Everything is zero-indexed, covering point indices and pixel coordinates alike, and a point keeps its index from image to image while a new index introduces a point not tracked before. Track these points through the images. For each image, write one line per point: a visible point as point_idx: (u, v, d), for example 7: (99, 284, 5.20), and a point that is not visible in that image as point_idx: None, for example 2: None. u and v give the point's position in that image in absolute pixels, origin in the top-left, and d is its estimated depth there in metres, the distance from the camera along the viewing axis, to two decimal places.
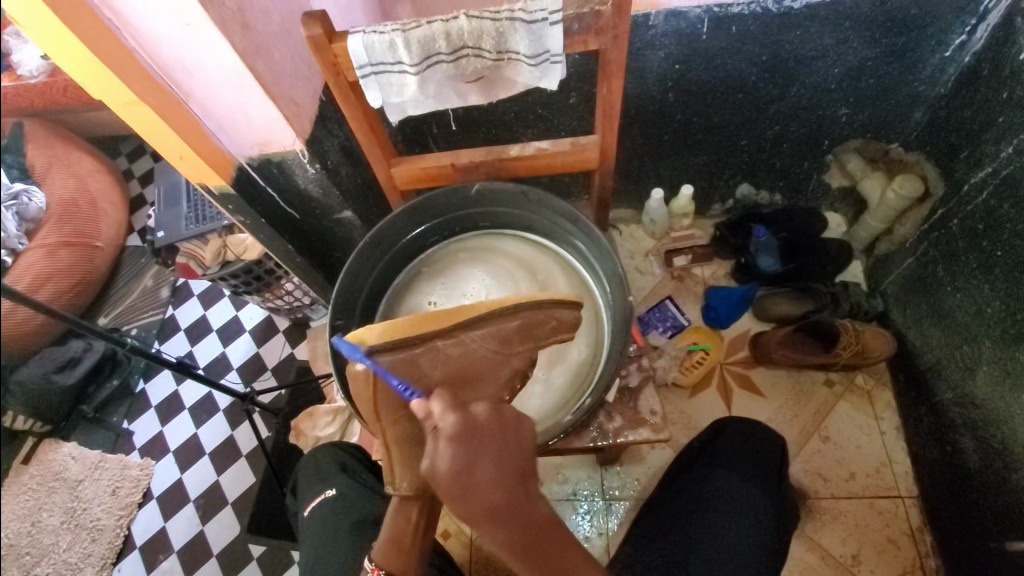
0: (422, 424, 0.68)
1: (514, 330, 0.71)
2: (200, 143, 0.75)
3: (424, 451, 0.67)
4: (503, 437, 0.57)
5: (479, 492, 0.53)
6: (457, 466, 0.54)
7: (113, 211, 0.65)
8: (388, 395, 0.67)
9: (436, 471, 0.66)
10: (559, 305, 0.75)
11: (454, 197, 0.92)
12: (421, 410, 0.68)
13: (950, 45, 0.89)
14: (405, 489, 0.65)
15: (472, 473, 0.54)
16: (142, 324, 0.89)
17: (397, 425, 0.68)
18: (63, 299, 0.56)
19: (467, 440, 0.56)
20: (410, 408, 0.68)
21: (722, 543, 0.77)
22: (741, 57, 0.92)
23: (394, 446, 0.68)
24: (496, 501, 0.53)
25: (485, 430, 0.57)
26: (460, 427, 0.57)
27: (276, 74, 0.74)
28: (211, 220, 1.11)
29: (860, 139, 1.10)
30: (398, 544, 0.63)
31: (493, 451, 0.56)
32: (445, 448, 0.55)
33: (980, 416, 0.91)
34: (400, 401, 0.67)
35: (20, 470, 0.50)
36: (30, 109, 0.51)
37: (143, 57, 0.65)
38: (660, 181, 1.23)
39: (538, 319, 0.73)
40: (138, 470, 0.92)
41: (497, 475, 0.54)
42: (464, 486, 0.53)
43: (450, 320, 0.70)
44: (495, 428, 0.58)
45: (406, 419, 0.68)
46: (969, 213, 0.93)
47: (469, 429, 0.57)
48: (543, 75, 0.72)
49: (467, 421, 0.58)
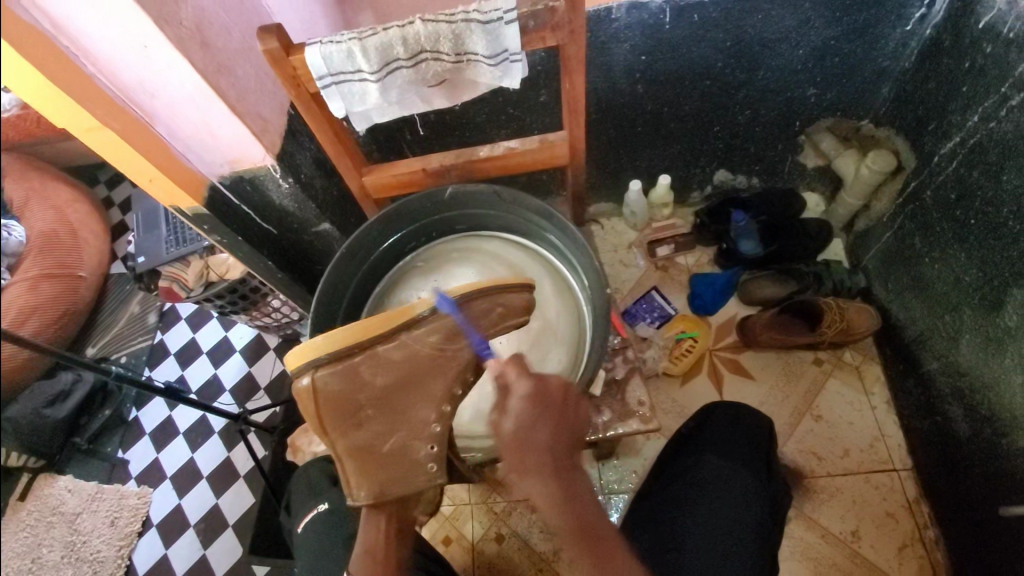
0: (374, 433, 0.70)
1: (459, 324, 0.72)
2: (166, 163, 0.74)
3: (379, 461, 0.69)
4: (563, 409, 0.66)
5: (533, 448, 0.62)
6: (520, 422, 0.63)
7: (95, 240, 0.67)
8: (334, 408, 0.69)
9: (394, 477, 0.70)
10: (505, 293, 0.76)
11: (428, 202, 0.92)
12: (369, 419, 0.70)
13: (910, 19, 0.90)
14: (366, 499, 0.68)
15: (530, 433, 0.63)
16: (132, 351, 0.89)
17: (346, 436, 0.70)
18: (46, 333, 0.55)
19: (533, 404, 0.65)
20: (357, 418, 0.70)
21: (717, 531, 0.77)
22: (706, 44, 0.93)
23: (347, 458, 0.70)
24: (545, 459, 0.61)
25: (552, 398, 0.66)
26: (531, 393, 0.65)
27: (240, 90, 0.74)
28: (192, 243, 1.06)
29: (831, 118, 1.11)
30: (370, 555, 0.67)
31: (553, 418, 0.65)
32: (514, 409, 0.64)
33: (967, 383, 0.92)
34: (346, 412, 0.70)
35: (16, 507, 0.49)
36: (19, 142, 0.46)
37: (104, 83, 0.63)
38: (637, 173, 1.23)
39: (484, 310, 0.73)
40: (135, 499, 0.99)
41: (554, 439, 0.63)
42: (524, 439, 0.62)
43: (388, 325, 0.71)
44: (558, 400, 0.66)
45: (353, 429, 0.70)
46: (940, 183, 0.94)
47: (541, 394, 0.66)
48: (503, 75, 0.72)
49: (541, 387, 0.66)
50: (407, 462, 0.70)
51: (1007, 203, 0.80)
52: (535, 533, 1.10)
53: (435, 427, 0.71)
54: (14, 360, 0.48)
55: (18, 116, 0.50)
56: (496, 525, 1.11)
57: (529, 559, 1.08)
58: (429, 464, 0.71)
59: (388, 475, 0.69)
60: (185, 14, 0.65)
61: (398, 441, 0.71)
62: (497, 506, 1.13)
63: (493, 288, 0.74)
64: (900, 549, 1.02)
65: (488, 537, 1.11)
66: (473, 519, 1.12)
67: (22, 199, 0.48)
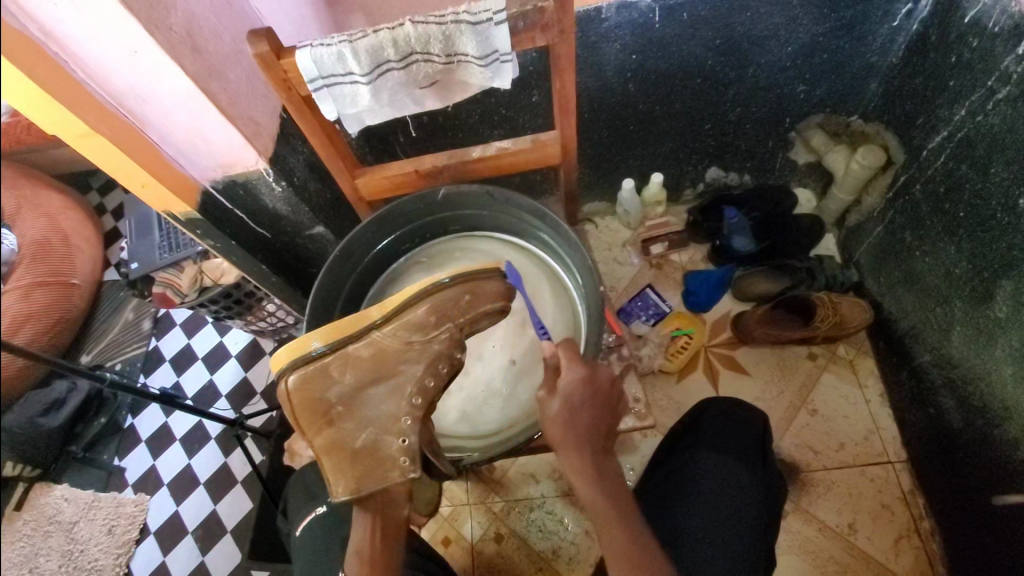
0: (346, 430, 0.72)
1: (427, 317, 0.73)
2: (160, 168, 0.74)
3: (352, 457, 0.70)
4: (610, 398, 0.67)
5: (577, 432, 0.63)
6: (569, 406, 0.64)
7: (87, 247, 0.66)
8: (310, 406, 0.71)
9: (369, 472, 0.70)
10: (475, 281, 0.75)
11: (421, 204, 0.92)
12: (341, 416, 0.72)
13: (897, 16, 0.91)
14: (342, 494, 0.69)
15: (579, 415, 0.64)
16: (127, 357, 0.88)
17: (321, 432, 0.71)
18: (41, 341, 0.55)
19: (585, 389, 0.65)
20: (329, 416, 0.72)
21: (710, 526, 0.77)
22: (695, 42, 0.93)
23: (323, 456, 0.71)
24: (586, 443, 0.63)
25: (601, 386, 0.66)
26: (583, 378, 0.65)
27: (231, 95, 0.74)
28: (184, 248, 1.07)
29: (821, 115, 1.12)
30: (360, 554, 0.67)
31: (598, 406, 0.66)
32: (563, 391, 0.64)
33: (959, 375, 0.93)
34: (319, 410, 0.72)
35: (13, 516, 0.49)
36: (12, 147, 0.46)
37: (95, 90, 0.63)
38: (630, 171, 1.24)
39: (453, 300, 0.74)
40: (133, 506, 1.02)
41: (595, 423, 0.65)
42: (573, 422, 0.63)
43: (357, 325, 0.74)
44: (608, 388, 0.67)
45: (328, 426, 0.71)
46: (929, 177, 0.95)
47: (592, 381, 0.66)
48: (494, 76, 0.73)
49: (592, 374, 0.66)
50: (381, 457, 0.71)
51: (994, 195, 0.81)
52: (534, 532, 1.10)
53: (405, 421, 0.72)
54: (8, 369, 0.48)
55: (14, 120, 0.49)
56: (495, 525, 1.11)
57: (529, 558, 1.08)
58: (402, 458, 0.71)
59: (363, 470, 0.70)
60: (175, 20, 0.65)
61: (368, 436, 0.71)
62: (496, 506, 1.13)
63: (457, 278, 0.74)
64: (896, 540, 1.03)
65: (487, 537, 1.11)
66: (472, 520, 1.12)
67: (13, 206, 0.47)
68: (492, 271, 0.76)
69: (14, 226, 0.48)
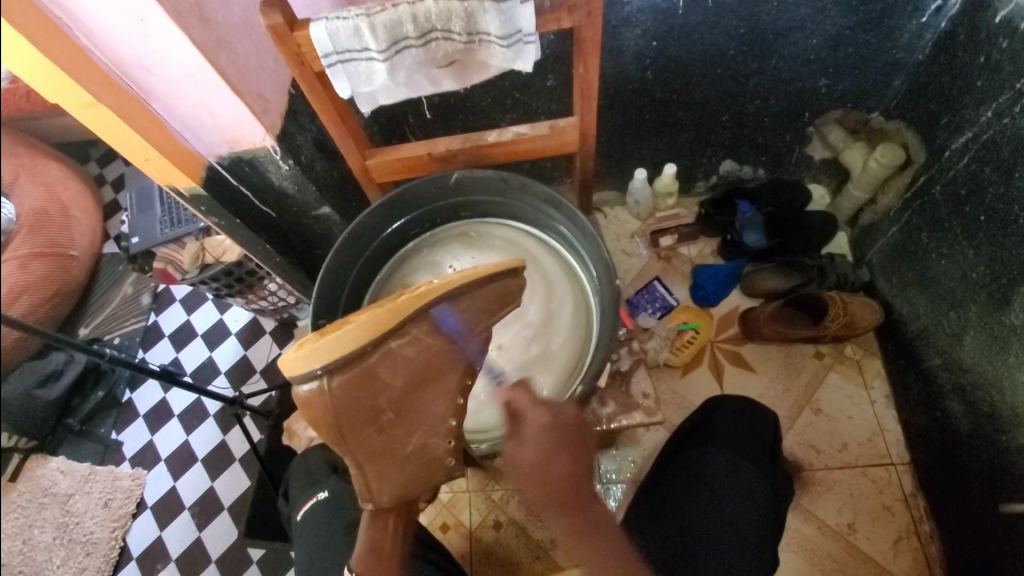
0: (397, 437, 0.69)
1: (467, 314, 0.70)
2: (165, 142, 0.72)
3: (400, 464, 0.69)
4: (579, 438, 0.66)
5: (552, 483, 0.61)
6: (539, 456, 0.62)
7: (86, 217, 0.64)
8: (351, 410, 0.65)
9: (414, 477, 0.71)
10: (513, 279, 0.74)
11: (432, 187, 0.90)
12: (390, 423, 0.68)
13: (926, 11, 0.88)
14: (385, 501, 0.69)
15: (552, 465, 0.62)
16: (126, 332, 0.87)
17: (366, 441, 0.66)
18: (38, 312, 0.54)
19: (554, 436, 0.64)
20: (378, 423, 0.67)
21: (727, 523, 0.76)
22: (718, 31, 0.90)
23: (367, 466, 0.67)
24: (565, 491, 0.61)
25: (569, 428, 0.66)
26: (549, 422, 0.65)
27: (241, 68, 0.72)
28: (186, 223, 1.03)
29: (841, 110, 1.09)
30: (378, 552, 0.68)
31: (572, 449, 0.64)
32: (533, 438, 0.64)
33: (969, 380, 0.92)
34: (367, 415, 0.66)
35: (8, 487, 0.48)
36: (7, 116, 0.44)
37: (97, 56, 0.61)
38: (643, 161, 1.21)
39: (492, 296, 0.72)
40: (129, 481, 1.04)
41: (573, 470, 0.63)
42: (541, 475, 0.62)
43: (395, 319, 0.66)
44: (575, 431, 0.66)
45: (374, 433, 0.67)
46: (951, 178, 0.93)
47: (557, 425, 0.65)
48: (516, 57, 0.69)
49: (556, 419, 0.65)
50: (428, 459, 0.71)
51: (1018, 200, 0.79)
52: (532, 521, 1.10)
53: (452, 424, 0.72)
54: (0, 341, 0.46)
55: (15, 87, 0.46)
56: (494, 513, 1.11)
57: (527, 546, 1.08)
58: (448, 459, 0.73)
59: (407, 477, 0.70)
60: None
61: (417, 442, 0.70)
62: (495, 494, 1.13)
63: (500, 273, 0.71)
64: (895, 541, 1.03)
65: (485, 525, 1.10)
66: (471, 507, 1.12)
67: (10, 174, 0.45)
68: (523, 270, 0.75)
69: (13, 198, 0.46)
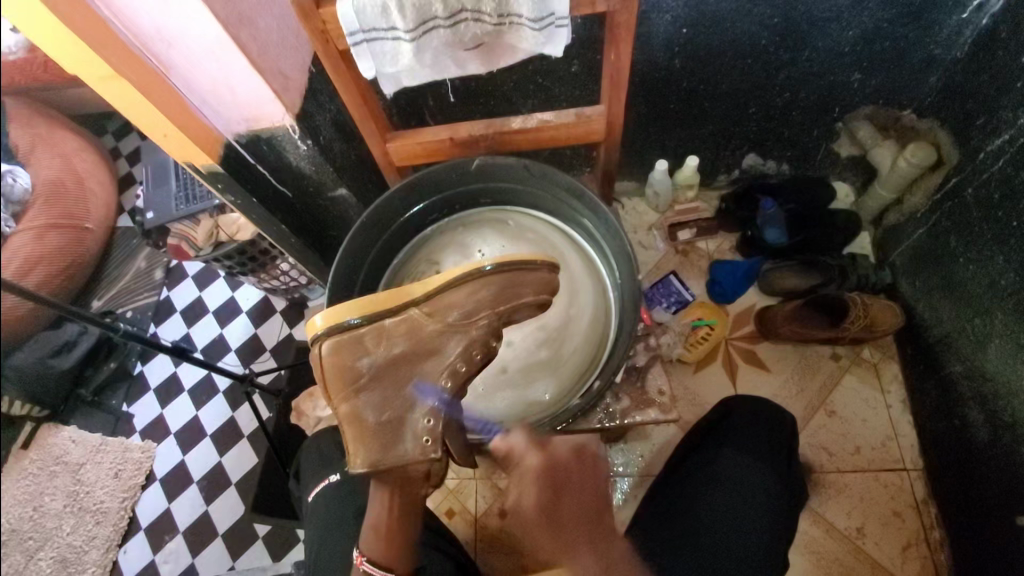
0: (372, 401, 0.69)
1: (468, 303, 0.71)
2: (185, 119, 0.71)
3: (374, 429, 0.68)
4: (583, 474, 0.69)
5: (562, 521, 0.64)
6: (540, 498, 0.66)
7: (102, 190, 0.64)
8: (339, 373, 0.69)
9: (389, 446, 0.67)
10: (524, 271, 0.73)
11: (454, 173, 0.89)
12: (369, 387, 0.70)
13: (968, 7, 0.85)
14: (359, 466, 0.66)
15: (555, 504, 0.66)
16: (137, 307, 0.86)
17: (348, 402, 0.69)
18: (51, 285, 0.53)
19: (547, 476, 0.68)
20: (358, 384, 0.69)
21: (739, 527, 0.76)
22: (751, 19, 0.87)
23: (347, 424, 0.69)
24: (578, 532, 0.64)
25: (567, 467, 0.69)
26: (544, 465, 0.68)
27: (262, 44, 0.70)
28: (201, 200, 1.05)
29: (871, 107, 1.06)
30: (377, 531, 0.65)
31: (573, 487, 0.67)
32: (529, 480, 0.68)
33: (991, 389, 0.90)
34: (353, 376, 0.70)
35: (19, 454, 0.48)
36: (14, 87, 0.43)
37: (119, 30, 0.60)
38: (664, 152, 1.19)
39: (496, 286, 0.71)
40: (140, 453, 0.91)
41: (579, 507, 0.66)
42: (552, 519, 0.65)
43: (394, 301, 0.72)
44: (573, 465, 0.69)
45: (357, 398, 0.69)
46: (984, 181, 0.90)
47: (553, 466, 0.68)
48: (546, 41, 0.68)
49: (549, 460, 0.69)
50: (405, 432, 0.68)
51: None
52: None
53: (434, 400, 0.69)
54: (12, 313, 0.46)
55: (30, 56, 0.48)
56: (500, 500, 1.11)
57: (531, 535, 1.09)
58: (425, 437, 0.67)
59: (383, 444, 0.67)
60: None
61: (396, 410, 0.69)
62: (501, 482, 1.13)
63: (504, 266, 0.72)
64: (904, 547, 1.02)
65: (491, 512, 1.11)
66: (477, 494, 1.12)
67: (25, 142, 0.45)
68: (539, 263, 0.75)
69: (28, 166, 0.45)
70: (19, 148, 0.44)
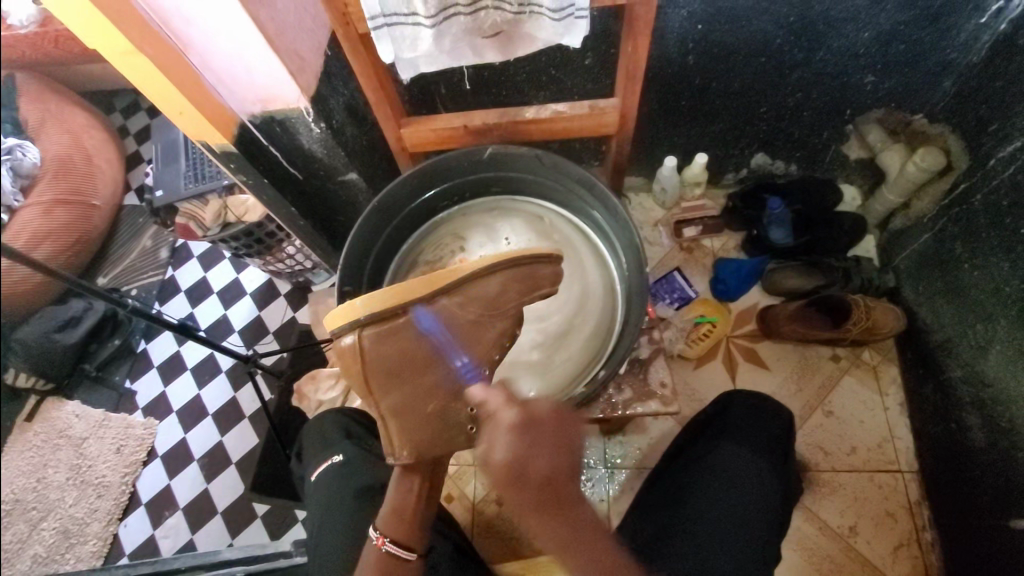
0: (411, 395, 0.69)
1: (495, 293, 0.72)
2: (200, 96, 0.71)
3: (417, 421, 0.67)
4: (560, 432, 0.57)
5: (529, 482, 0.53)
6: (511, 454, 0.55)
7: (111, 166, 0.67)
8: (377, 364, 0.69)
9: (437, 440, 0.67)
10: (545, 262, 0.76)
11: (466, 160, 0.89)
12: (407, 377, 0.69)
13: (985, 12, 0.84)
14: (406, 458, 0.66)
15: (527, 460, 0.54)
16: (143, 284, 0.85)
17: (389, 395, 0.68)
18: (62, 258, 0.54)
19: (526, 429, 0.57)
20: (399, 377, 0.69)
21: (738, 519, 0.77)
22: (767, 17, 0.87)
23: (388, 418, 0.68)
24: (545, 494, 0.53)
25: (544, 424, 0.57)
26: (519, 421, 0.57)
27: (280, 25, 0.70)
28: (211, 180, 1.04)
29: (883, 110, 1.06)
30: (398, 514, 0.65)
31: (547, 444, 0.56)
32: (503, 438, 0.56)
33: (989, 395, 0.91)
34: (391, 368, 0.69)
35: (25, 426, 0.48)
36: (24, 62, 0.44)
37: (140, 5, 0.61)
38: (673, 148, 1.19)
39: (524, 275, 0.74)
40: (143, 429, 0.94)
41: (553, 466, 0.55)
42: (516, 475, 0.54)
43: (427, 288, 0.70)
44: (554, 421, 0.58)
45: (397, 390, 0.69)
46: (994, 187, 0.90)
47: (530, 421, 0.57)
48: (565, 32, 0.69)
49: (527, 414, 0.58)
50: (449, 423, 0.67)
51: None
52: None
53: (473, 391, 0.69)
54: (26, 283, 0.46)
55: (40, 30, 0.51)
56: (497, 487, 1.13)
57: None
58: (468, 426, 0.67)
59: (427, 437, 0.67)
60: None
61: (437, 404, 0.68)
62: None
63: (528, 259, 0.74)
64: (895, 548, 1.03)
65: (489, 498, 1.12)
66: (476, 479, 1.14)
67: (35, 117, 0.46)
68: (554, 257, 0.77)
69: (39, 142, 0.47)
70: (29, 125, 0.45)
